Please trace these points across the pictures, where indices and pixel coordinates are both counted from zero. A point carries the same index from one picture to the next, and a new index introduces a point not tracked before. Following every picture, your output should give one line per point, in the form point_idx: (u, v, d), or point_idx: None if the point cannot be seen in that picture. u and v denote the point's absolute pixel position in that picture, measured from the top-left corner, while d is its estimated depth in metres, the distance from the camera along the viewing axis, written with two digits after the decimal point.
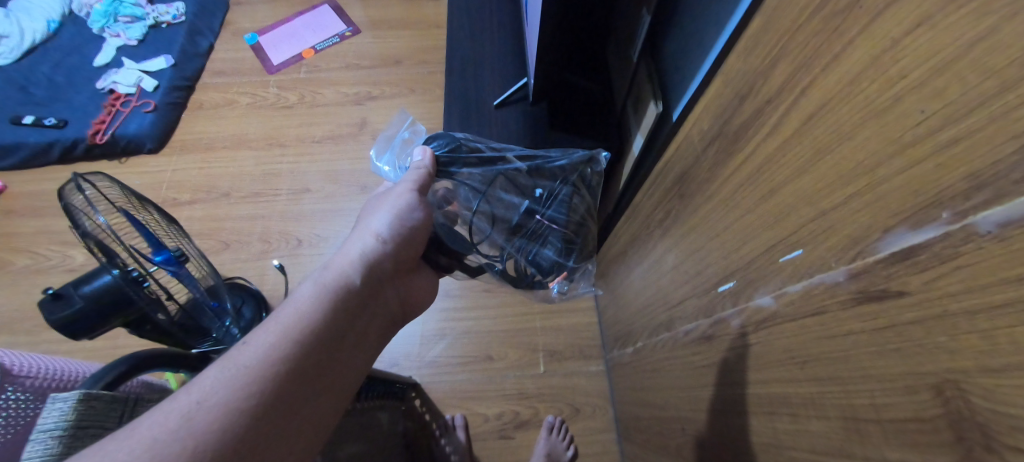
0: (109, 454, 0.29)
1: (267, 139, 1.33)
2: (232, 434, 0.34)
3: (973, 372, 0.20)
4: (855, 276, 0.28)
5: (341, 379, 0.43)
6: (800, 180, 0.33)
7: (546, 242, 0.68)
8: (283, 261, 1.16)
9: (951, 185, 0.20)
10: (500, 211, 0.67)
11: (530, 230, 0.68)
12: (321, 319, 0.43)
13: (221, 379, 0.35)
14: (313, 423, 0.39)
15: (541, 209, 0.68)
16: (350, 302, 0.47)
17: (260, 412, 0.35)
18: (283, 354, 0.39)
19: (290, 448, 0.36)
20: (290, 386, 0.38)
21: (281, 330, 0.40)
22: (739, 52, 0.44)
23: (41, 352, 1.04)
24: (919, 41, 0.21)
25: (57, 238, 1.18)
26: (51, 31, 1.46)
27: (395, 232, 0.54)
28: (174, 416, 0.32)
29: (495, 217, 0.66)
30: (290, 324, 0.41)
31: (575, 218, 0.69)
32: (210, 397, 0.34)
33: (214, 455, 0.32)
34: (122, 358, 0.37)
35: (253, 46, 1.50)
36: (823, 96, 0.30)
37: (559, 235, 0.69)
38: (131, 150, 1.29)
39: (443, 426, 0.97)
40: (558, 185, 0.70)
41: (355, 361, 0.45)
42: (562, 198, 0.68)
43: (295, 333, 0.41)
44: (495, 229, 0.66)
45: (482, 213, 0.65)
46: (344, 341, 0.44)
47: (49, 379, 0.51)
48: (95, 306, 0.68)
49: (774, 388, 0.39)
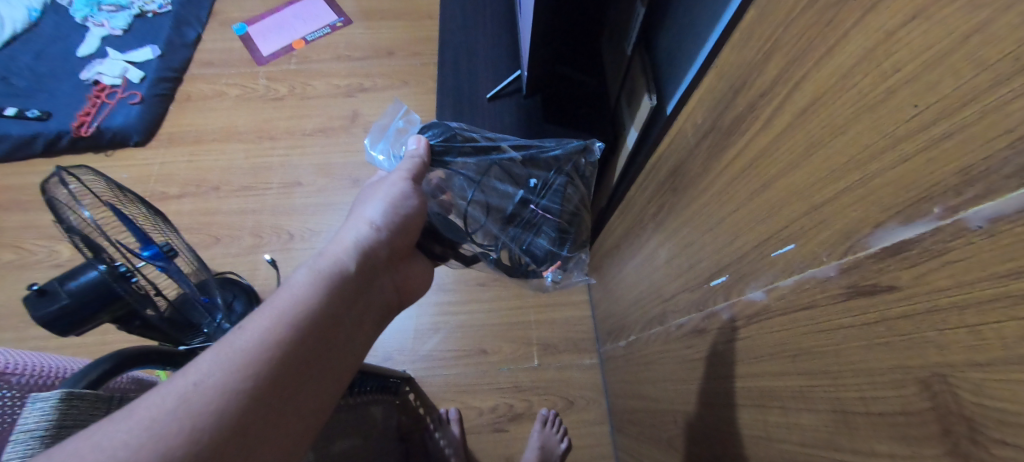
0: (104, 435, 0.29)
1: (257, 131, 1.31)
2: (228, 417, 0.33)
3: (961, 366, 0.19)
4: (845, 271, 0.28)
5: (337, 366, 0.42)
6: (792, 174, 0.33)
7: (540, 232, 0.69)
8: (275, 256, 1.15)
9: (942, 180, 0.20)
10: (495, 201, 0.66)
11: (525, 220, 0.68)
12: (319, 304, 0.42)
13: (217, 363, 0.35)
14: (308, 408, 0.38)
15: (536, 199, 0.67)
16: (347, 287, 0.45)
17: (256, 397, 0.35)
18: (278, 338, 0.38)
19: (286, 433, 0.35)
20: (286, 372, 0.37)
21: (276, 315, 0.39)
22: (732, 45, 0.43)
23: (27, 349, 1.02)
24: (913, 34, 0.21)
25: (42, 233, 1.16)
26: (32, 20, 1.42)
27: (392, 219, 0.53)
28: (168, 399, 0.32)
29: (490, 207, 0.66)
30: (286, 309, 0.40)
31: (569, 209, 0.69)
32: (206, 380, 0.34)
33: (210, 438, 0.31)
34: (108, 355, 0.36)
35: (241, 36, 1.47)
36: (816, 90, 0.30)
37: (553, 225, 0.69)
38: (117, 143, 1.27)
39: (436, 420, 0.97)
40: (552, 175, 0.69)
41: (352, 347, 0.44)
42: (557, 189, 0.68)
43: (291, 317, 0.40)
44: (489, 218, 0.66)
45: (476, 203, 0.65)
46: (342, 327, 0.43)
47: (36, 376, 0.50)
48: (81, 302, 0.66)
49: (764, 381, 0.39)
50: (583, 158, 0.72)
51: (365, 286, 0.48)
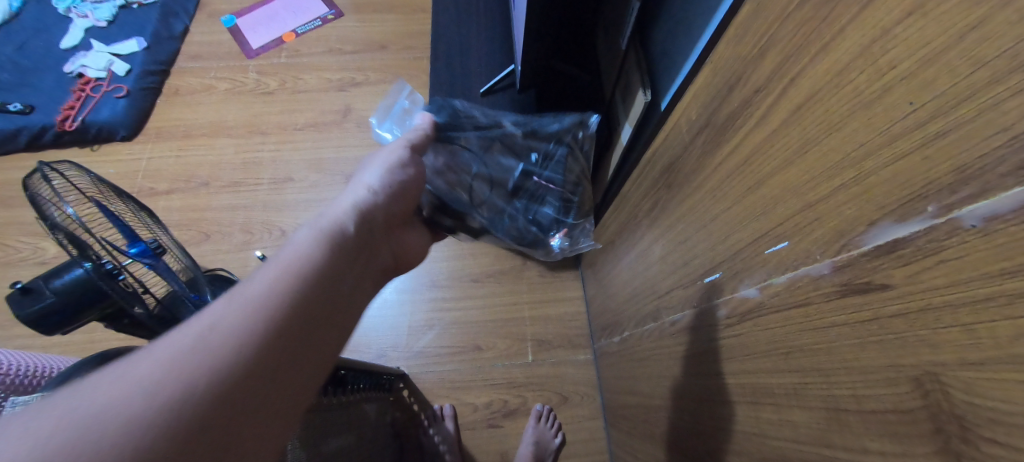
0: (85, 401, 0.26)
1: (247, 126, 1.29)
2: (222, 381, 0.29)
3: (953, 365, 0.19)
4: (839, 269, 0.27)
5: (339, 331, 0.37)
6: (787, 171, 0.33)
7: (546, 201, 0.72)
8: (266, 252, 1.13)
9: (938, 178, 0.19)
10: (498, 175, 0.66)
11: (529, 191, 0.69)
12: (315, 265, 0.37)
13: (207, 326, 0.31)
14: (310, 374, 0.34)
15: (538, 170, 0.68)
16: (345, 249, 0.41)
17: (251, 358, 0.31)
18: (273, 299, 0.34)
19: (286, 400, 0.31)
20: (283, 333, 0.33)
21: (283, 265, 0.36)
22: (727, 40, 0.43)
23: (14, 348, 1.01)
24: (910, 30, 0.20)
25: (27, 229, 1.14)
26: (13, 11, 1.38)
27: (391, 185, 0.48)
28: (155, 363, 0.28)
29: (494, 181, 0.65)
30: (280, 270, 0.36)
31: (571, 179, 0.71)
32: (196, 343, 0.30)
33: (200, 403, 0.28)
34: (89, 357, 0.38)
35: (230, 29, 1.44)
36: (811, 86, 0.29)
37: (556, 195, 0.72)
38: (103, 138, 1.24)
39: (431, 416, 0.98)
40: (554, 147, 0.69)
41: (355, 312, 0.39)
42: (559, 160, 0.69)
43: (287, 278, 0.35)
44: (494, 193, 0.66)
45: (480, 177, 0.64)
46: (341, 290, 0.39)
47: (24, 378, 0.49)
48: (67, 300, 0.65)
49: (757, 378, 0.39)
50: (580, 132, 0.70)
51: (372, 242, 0.45)
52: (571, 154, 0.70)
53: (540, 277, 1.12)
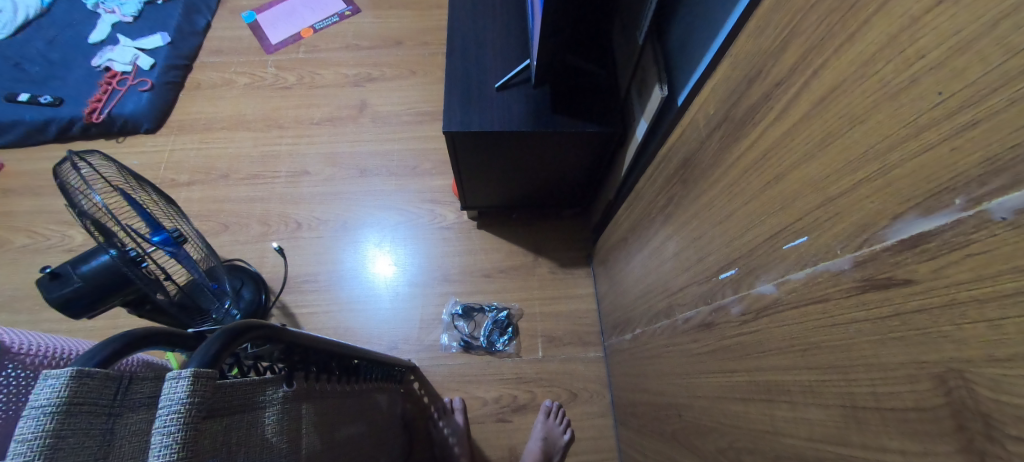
0: None
1: (265, 120, 1.32)
2: None
3: (979, 361, 0.19)
4: (861, 265, 0.27)
5: None
6: (808, 166, 0.32)
7: (495, 341, 1.05)
8: (283, 244, 1.16)
9: (969, 170, 0.19)
10: (467, 328, 1.07)
11: (484, 336, 1.05)
12: (253, 451, 0.33)
13: None
14: None
15: (489, 320, 1.07)
16: (275, 442, 0.36)
17: None
18: None
19: None
20: None
21: (257, 416, 0.34)
22: (749, 32, 0.42)
23: (43, 331, 1.05)
24: (941, 18, 0.20)
25: (56, 217, 1.18)
26: (44, 7, 1.42)
27: (315, 439, 0.44)
28: None
29: (462, 332, 1.07)
30: (231, 443, 0.30)
31: (506, 331, 1.06)
32: None
33: None
34: (121, 334, 0.26)
35: (250, 25, 1.47)
36: (835, 78, 0.29)
37: (499, 335, 1.06)
38: (128, 130, 1.29)
39: (442, 409, 0.99)
40: (497, 317, 1.07)
41: None
42: (500, 325, 1.06)
43: (235, 452, 0.30)
44: (461, 337, 1.06)
45: (458, 327, 1.07)
46: None
47: (50, 356, 0.46)
48: (96, 284, 0.70)
49: (775, 375, 0.38)
50: (507, 313, 1.08)
51: (302, 430, 0.42)
52: (507, 324, 1.07)
53: (551, 274, 1.13)
